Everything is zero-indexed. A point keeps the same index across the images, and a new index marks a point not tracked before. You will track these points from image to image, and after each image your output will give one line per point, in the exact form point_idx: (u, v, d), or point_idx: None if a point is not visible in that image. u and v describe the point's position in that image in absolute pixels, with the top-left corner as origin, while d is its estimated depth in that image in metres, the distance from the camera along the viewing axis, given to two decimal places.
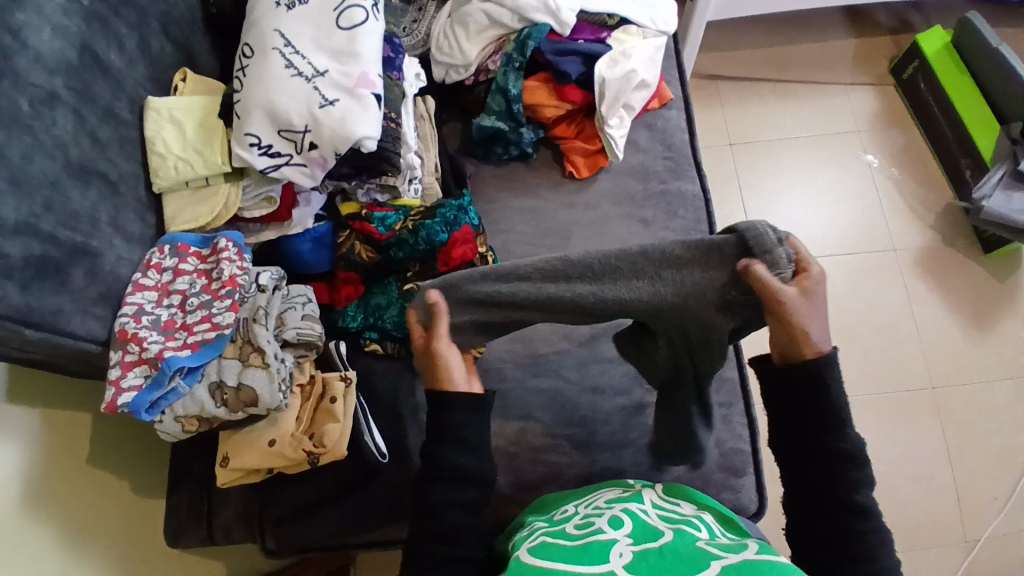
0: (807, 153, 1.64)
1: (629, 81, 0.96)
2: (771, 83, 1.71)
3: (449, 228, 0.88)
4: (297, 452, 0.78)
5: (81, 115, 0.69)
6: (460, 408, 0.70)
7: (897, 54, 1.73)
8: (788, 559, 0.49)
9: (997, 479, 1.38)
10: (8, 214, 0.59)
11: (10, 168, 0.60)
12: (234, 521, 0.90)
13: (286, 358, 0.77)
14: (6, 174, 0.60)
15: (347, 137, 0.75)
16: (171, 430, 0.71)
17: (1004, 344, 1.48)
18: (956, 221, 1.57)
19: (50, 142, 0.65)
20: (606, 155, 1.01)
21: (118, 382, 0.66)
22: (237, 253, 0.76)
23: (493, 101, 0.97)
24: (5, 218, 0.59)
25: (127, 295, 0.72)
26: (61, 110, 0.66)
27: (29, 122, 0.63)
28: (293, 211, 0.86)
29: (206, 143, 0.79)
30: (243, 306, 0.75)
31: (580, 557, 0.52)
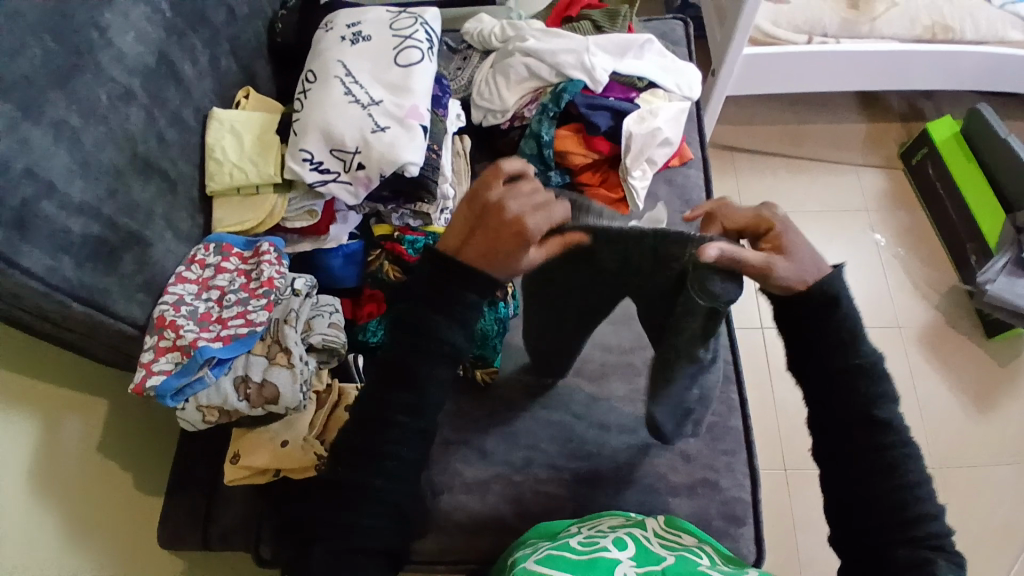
0: (816, 225, 1.71)
1: (654, 137, 1.03)
2: (785, 157, 1.80)
3: None
4: (307, 454, 0.79)
5: (152, 116, 0.76)
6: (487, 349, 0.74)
7: (906, 140, 1.82)
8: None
9: (1000, 568, 1.35)
10: (75, 194, 0.64)
11: (85, 153, 0.66)
12: (232, 529, 0.92)
13: (309, 361, 0.80)
14: (82, 157, 0.65)
15: (393, 161, 0.81)
16: (191, 419, 0.73)
17: (1009, 427, 1.48)
18: (960, 302, 1.61)
19: (122, 135, 0.71)
20: (627, 204, 1.06)
21: (150, 365, 0.70)
22: (276, 258, 0.81)
23: (526, 146, 1.04)
24: (73, 196, 0.64)
25: (170, 285, 0.76)
26: (135, 107, 0.73)
27: (106, 114, 0.69)
28: (331, 227, 0.91)
29: (261, 156, 0.85)
30: (276, 308, 0.79)
31: (585, 569, 0.53)
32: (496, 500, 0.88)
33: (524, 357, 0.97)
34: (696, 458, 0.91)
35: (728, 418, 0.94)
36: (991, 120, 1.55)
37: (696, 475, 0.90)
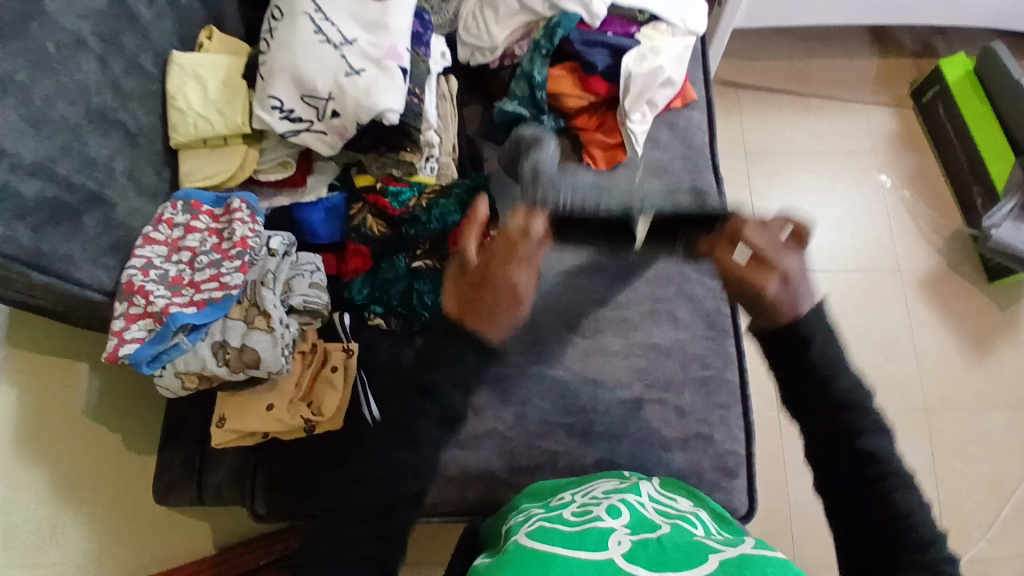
0: (820, 167, 1.67)
1: (655, 77, 0.95)
2: (790, 95, 1.73)
3: (461, 208, 0.91)
4: (294, 418, 0.77)
5: (106, 62, 0.68)
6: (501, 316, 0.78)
7: (917, 79, 1.74)
8: (786, 555, 0.50)
9: (989, 508, 1.39)
10: (25, 154, 0.59)
11: (34, 109, 0.60)
12: (225, 482, 0.91)
13: (291, 324, 0.76)
14: (30, 111, 0.59)
15: (370, 108, 0.74)
16: (171, 386, 0.71)
17: (1003, 372, 1.49)
18: (962, 247, 1.59)
19: (73, 87, 0.64)
20: (626, 149, 0.99)
21: (121, 333, 0.66)
22: (250, 215, 0.76)
23: (516, 87, 0.98)
24: (23, 156, 0.58)
25: (137, 248, 0.71)
26: (86, 56, 0.65)
27: (57, 66, 0.62)
28: (308, 177, 0.87)
29: (228, 103, 0.79)
30: (251, 270, 0.75)
31: (578, 541, 0.52)
32: (489, 456, 0.87)
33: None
34: (692, 413, 0.90)
35: (724, 371, 0.93)
36: (1006, 60, 1.48)
37: (691, 429, 0.89)
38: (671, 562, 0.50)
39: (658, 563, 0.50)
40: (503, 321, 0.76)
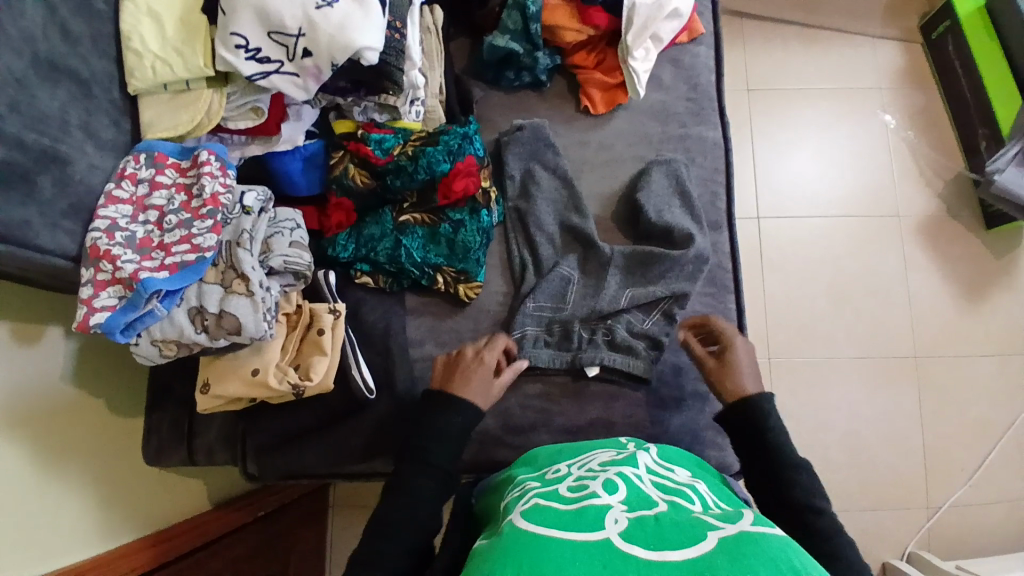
0: (825, 106, 1.60)
1: (660, 8, 0.87)
2: (798, 27, 1.63)
3: (451, 158, 0.83)
4: (282, 384, 0.74)
5: (52, 4, 0.61)
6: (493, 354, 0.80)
7: (928, 10, 1.64)
8: (782, 533, 0.52)
9: (967, 449, 1.45)
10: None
11: None
12: (217, 444, 0.91)
13: (272, 287, 0.72)
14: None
15: (346, 47, 0.65)
16: (149, 355, 0.67)
17: (993, 318, 1.51)
18: (964, 192, 1.56)
19: (17, 37, 0.57)
20: (627, 91, 0.92)
21: (91, 301, 0.61)
22: (220, 168, 0.69)
23: (508, 19, 0.88)
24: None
25: (99, 208, 0.65)
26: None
27: None
28: (282, 126, 0.78)
29: (186, 42, 0.67)
30: (226, 229, 0.69)
31: (574, 523, 0.55)
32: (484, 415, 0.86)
33: (510, 270, 0.91)
34: (690, 369, 0.88)
35: None
36: None
37: (689, 388, 0.88)
38: (670, 540, 0.52)
39: (656, 541, 0.52)
40: (474, 376, 0.77)
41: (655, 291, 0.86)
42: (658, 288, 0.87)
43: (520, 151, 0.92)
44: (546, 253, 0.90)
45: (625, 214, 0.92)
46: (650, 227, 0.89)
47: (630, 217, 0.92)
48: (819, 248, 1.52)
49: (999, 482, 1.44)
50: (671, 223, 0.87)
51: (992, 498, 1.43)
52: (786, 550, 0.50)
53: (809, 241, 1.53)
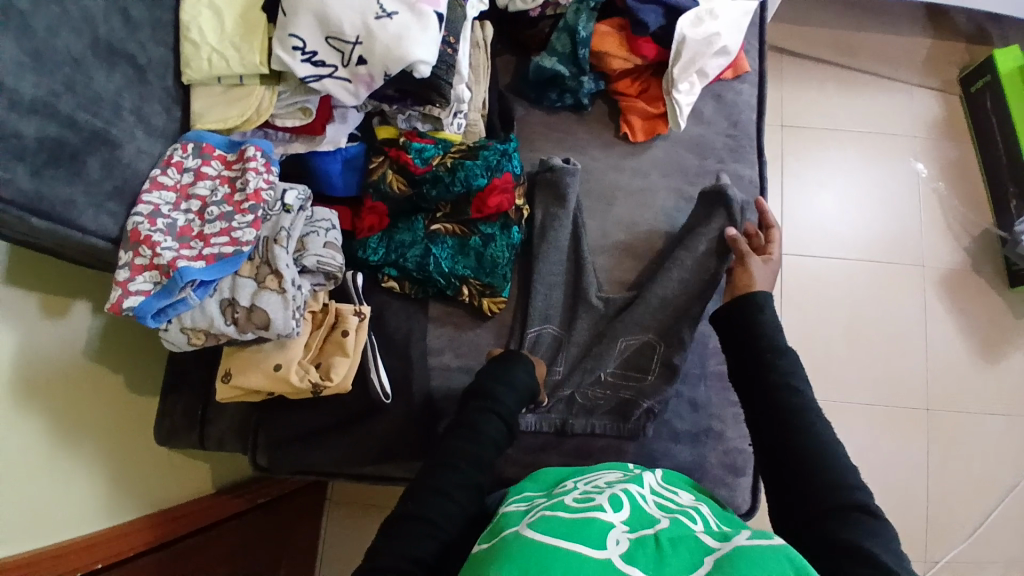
0: (856, 149, 1.60)
1: (709, 45, 0.87)
2: (837, 68, 1.63)
3: (489, 173, 0.84)
4: (302, 381, 0.74)
5: None
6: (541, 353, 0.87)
7: (970, 64, 1.64)
8: (780, 544, 0.53)
9: (971, 507, 1.43)
10: (25, 89, 0.54)
11: (33, 39, 0.55)
12: (228, 434, 0.94)
13: (303, 285, 0.73)
14: (31, 43, 0.55)
15: (400, 59, 0.66)
16: (176, 341, 0.68)
17: (1008, 378, 1.49)
18: (989, 248, 1.55)
19: (79, 15, 0.59)
20: (667, 121, 0.92)
21: (126, 284, 0.62)
22: (265, 164, 0.70)
23: (557, 41, 0.89)
24: (24, 93, 0.54)
25: (143, 193, 0.66)
26: None
27: None
28: (327, 126, 0.79)
29: (245, 39, 0.68)
30: (265, 224, 0.70)
31: (578, 533, 0.55)
32: None
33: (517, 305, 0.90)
34: (705, 409, 0.87)
35: None
36: None
37: (703, 424, 0.87)
38: (670, 564, 0.52)
39: (656, 564, 0.52)
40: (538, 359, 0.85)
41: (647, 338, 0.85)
42: (650, 330, 0.86)
43: (544, 190, 0.90)
44: (540, 304, 0.88)
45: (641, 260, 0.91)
46: (663, 276, 0.86)
47: (644, 268, 0.91)
48: (838, 288, 1.52)
49: (999, 544, 1.42)
50: (682, 273, 0.86)
51: (991, 560, 1.41)
52: (778, 554, 0.52)
53: (828, 281, 1.52)
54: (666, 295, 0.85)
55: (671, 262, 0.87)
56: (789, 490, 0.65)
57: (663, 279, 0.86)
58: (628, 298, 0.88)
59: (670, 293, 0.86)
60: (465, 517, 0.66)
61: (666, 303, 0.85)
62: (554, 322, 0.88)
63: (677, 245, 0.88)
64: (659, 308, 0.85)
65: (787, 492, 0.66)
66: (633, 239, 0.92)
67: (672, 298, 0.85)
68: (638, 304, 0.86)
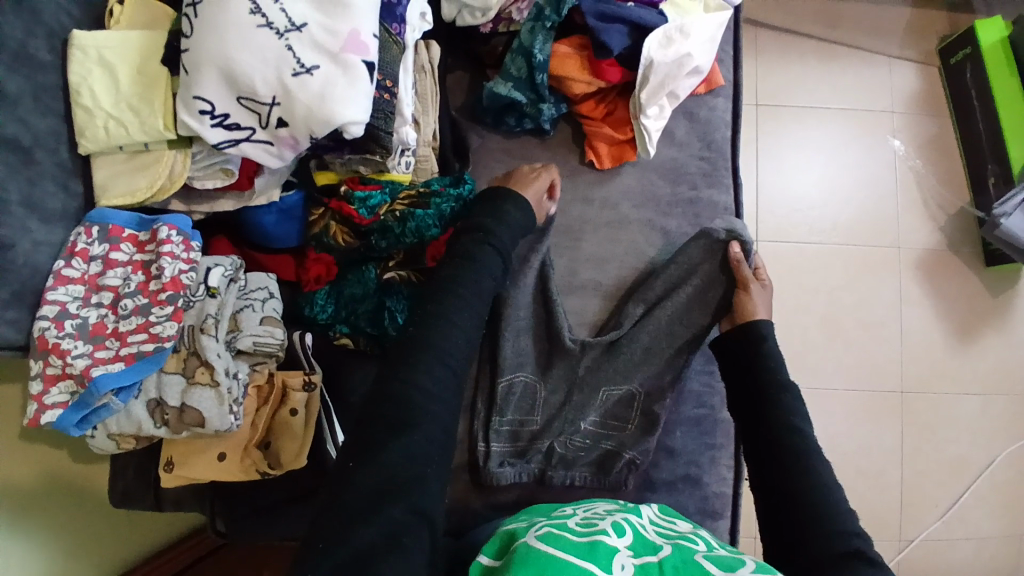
0: (835, 127, 1.53)
1: (681, 66, 0.79)
2: (815, 41, 1.55)
3: (443, 223, 0.77)
4: (247, 472, 0.69)
5: None
6: (513, 404, 0.81)
7: (951, 34, 1.56)
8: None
9: (945, 486, 1.45)
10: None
11: None
12: (185, 496, 0.84)
13: (240, 371, 0.66)
14: None
15: (326, 121, 0.58)
16: (104, 446, 0.62)
17: (982, 358, 1.50)
18: (967, 228, 1.52)
19: None
20: (636, 147, 0.84)
21: (40, 398, 0.56)
22: (183, 243, 0.62)
23: (512, 64, 0.80)
24: None
25: (48, 290, 0.57)
26: None
27: None
28: (255, 180, 0.69)
29: (145, 99, 0.59)
30: (188, 312, 0.63)
31: (585, 555, 0.52)
32: (465, 492, 0.81)
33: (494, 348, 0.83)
34: (682, 455, 0.84)
35: (721, 409, 0.86)
36: None
37: (680, 471, 0.84)
38: None
39: None
40: (532, 184, 0.80)
41: (627, 390, 0.82)
42: (635, 378, 0.82)
43: None
44: (511, 351, 0.81)
45: (625, 296, 0.86)
46: (653, 315, 0.83)
47: (621, 304, 0.85)
48: (818, 275, 1.48)
49: (969, 520, 1.46)
50: (667, 307, 0.83)
51: (961, 536, 1.45)
52: None
53: (807, 268, 1.48)
54: (654, 342, 0.83)
55: (659, 303, 0.83)
56: (780, 550, 0.62)
57: (647, 322, 0.83)
58: (612, 337, 0.83)
59: (658, 332, 0.83)
60: None
61: (659, 347, 0.83)
62: (528, 369, 0.83)
63: (667, 270, 0.83)
64: (650, 352, 0.83)
65: (780, 549, 0.62)
66: (610, 270, 0.86)
67: (659, 346, 0.83)
68: (626, 348, 0.82)
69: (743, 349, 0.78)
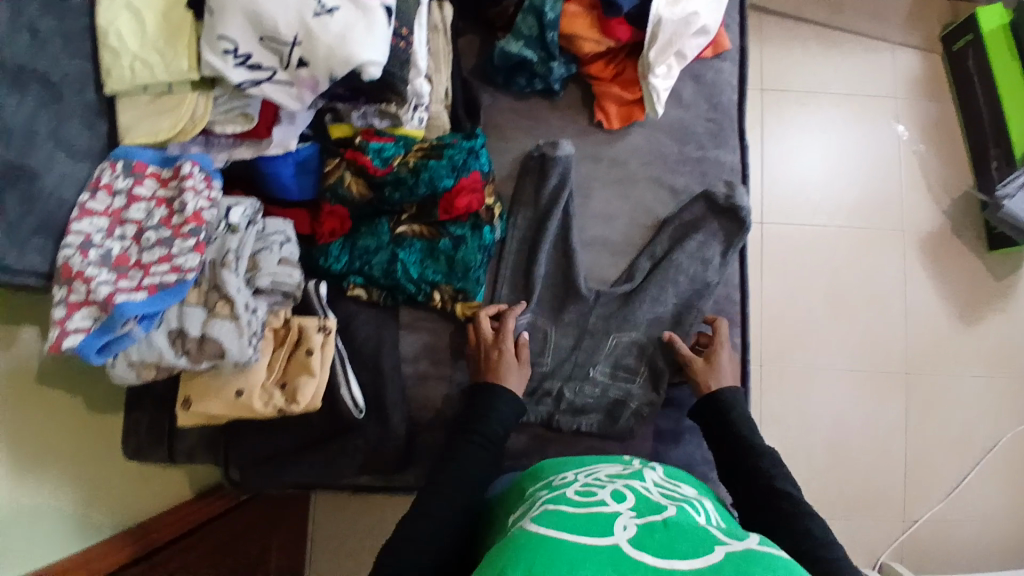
0: (839, 111, 1.55)
1: (687, 24, 0.81)
2: (819, 27, 1.56)
3: (456, 173, 0.79)
4: (267, 408, 0.72)
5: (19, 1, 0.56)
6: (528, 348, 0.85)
7: (952, 20, 1.58)
8: (786, 554, 0.52)
9: (948, 466, 1.47)
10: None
11: None
12: (198, 447, 0.92)
13: (258, 307, 0.68)
14: None
15: (346, 61, 0.60)
16: (124, 376, 0.63)
17: (985, 339, 1.51)
18: (970, 211, 1.54)
19: None
20: (644, 107, 0.86)
21: (63, 323, 0.57)
22: (205, 180, 0.65)
23: (523, 23, 0.82)
24: None
25: (72, 222, 0.60)
26: None
27: None
28: (273, 130, 0.71)
29: (169, 42, 0.61)
30: (210, 247, 0.65)
31: (585, 526, 0.54)
32: None
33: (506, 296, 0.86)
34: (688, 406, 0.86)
35: None
36: None
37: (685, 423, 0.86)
38: (679, 549, 0.51)
39: (666, 548, 0.51)
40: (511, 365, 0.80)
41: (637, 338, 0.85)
42: (643, 327, 0.85)
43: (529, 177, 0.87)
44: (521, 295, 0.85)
45: (635, 250, 0.88)
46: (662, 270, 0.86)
47: (629, 258, 0.88)
48: (824, 257, 1.50)
49: (973, 500, 1.47)
50: (676, 263, 0.86)
51: (964, 516, 1.46)
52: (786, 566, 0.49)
53: (812, 250, 1.50)
54: (663, 298, 0.86)
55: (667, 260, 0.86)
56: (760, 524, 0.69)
57: (657, 277, 0.86)
58: (622, 289, 0.85)
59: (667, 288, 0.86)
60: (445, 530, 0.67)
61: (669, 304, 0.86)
62: (539, 314, 0.86)
63: (673, 229, 0.87)
64: (660, 306, 0.86)
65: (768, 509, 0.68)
66: (620, 225, 0.88)
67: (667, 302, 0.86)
68: (636, 301, 0.85)
69: (717, 407, 0.79)
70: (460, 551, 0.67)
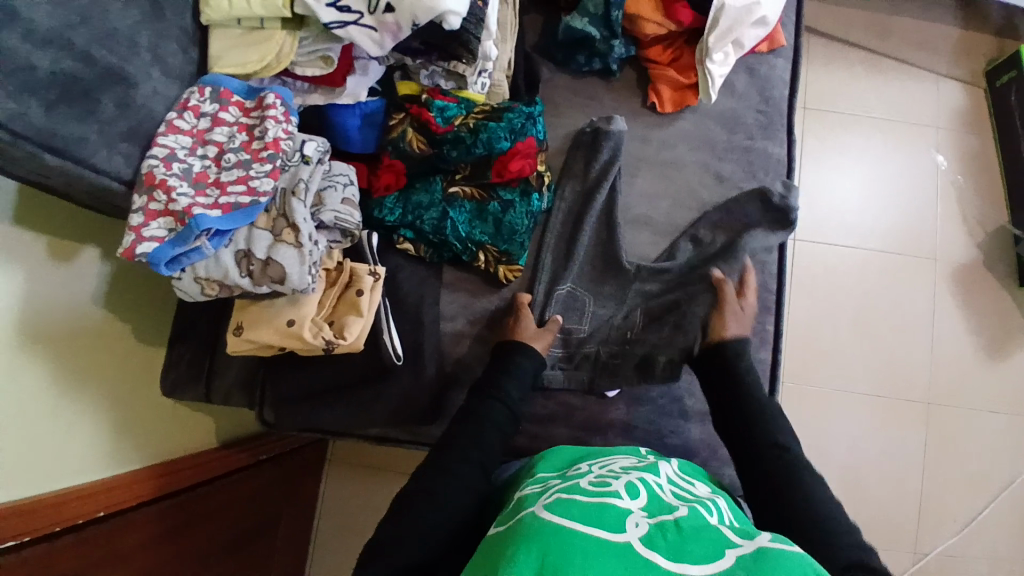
0: (878, 136, 1.56)
1: (750, 13, 0.84)
2: (865, 51, 1.58)
3: (513, 137, 0.82)
4: (316, 338, 0.73)
5: None
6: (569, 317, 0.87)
7: (998, 56, 1.59)
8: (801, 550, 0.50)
9: (964, 501, 1.44)
10: (40, 21, 0.52)
11: None
12: (234, 390, 0.91)
13: (320, 240, 0.71)
14: None
15: (430, 8, 0.64)
16: (189, 290, 0.66)
17: (1011, 376, 1.49)
18: (1004, 246, 1.53)
19: None
20: (698, 92, 0.89)
21: (140, 229, 0.60)
22: (284, 114, 0.68)
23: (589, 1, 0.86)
24: (37, 21, 0.52)
25: (159, 135, 0.64)
26: None
27: None
28: (348, 79, 0.75)
29: None
30: (284, 175, 0.69)
31: (596, 517, 0.53)
32: None
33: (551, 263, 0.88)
34: None
35: (758, 349, 0.88)
36: None
37: None
38: (690, 553, 0.50)
39: (676, 552, 0.50)
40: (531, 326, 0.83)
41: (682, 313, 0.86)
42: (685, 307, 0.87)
43: (577, 150, 0.90)
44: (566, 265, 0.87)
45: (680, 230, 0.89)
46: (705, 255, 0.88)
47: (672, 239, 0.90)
48: (853, 278, 1.50)
49: (988, 539, 1.43)
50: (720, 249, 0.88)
51: (976, 554, 1.43)
52: (802, 562, 0.48)
53: (842, 270, 1.50)
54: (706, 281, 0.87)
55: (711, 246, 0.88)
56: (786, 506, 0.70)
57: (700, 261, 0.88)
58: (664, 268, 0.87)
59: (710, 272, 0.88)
60: (472, 470, 0.68)
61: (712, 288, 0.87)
62: (580, 285, 0.87)
63: (719, 213, 0.89)
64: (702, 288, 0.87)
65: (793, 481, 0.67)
66: (666, 205, 0.90)
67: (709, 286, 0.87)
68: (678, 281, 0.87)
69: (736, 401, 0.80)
70: (485, 492, 0.68)
